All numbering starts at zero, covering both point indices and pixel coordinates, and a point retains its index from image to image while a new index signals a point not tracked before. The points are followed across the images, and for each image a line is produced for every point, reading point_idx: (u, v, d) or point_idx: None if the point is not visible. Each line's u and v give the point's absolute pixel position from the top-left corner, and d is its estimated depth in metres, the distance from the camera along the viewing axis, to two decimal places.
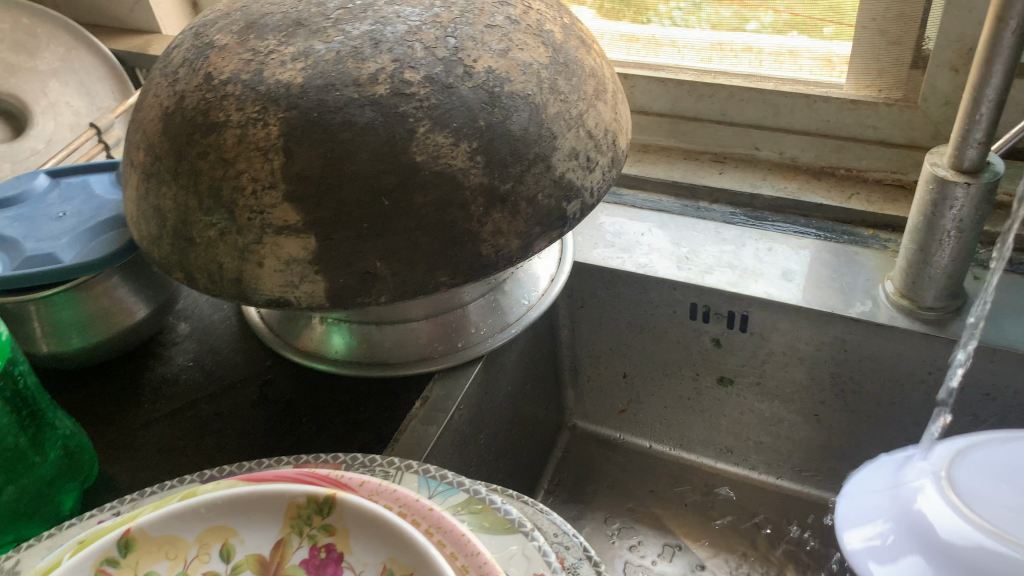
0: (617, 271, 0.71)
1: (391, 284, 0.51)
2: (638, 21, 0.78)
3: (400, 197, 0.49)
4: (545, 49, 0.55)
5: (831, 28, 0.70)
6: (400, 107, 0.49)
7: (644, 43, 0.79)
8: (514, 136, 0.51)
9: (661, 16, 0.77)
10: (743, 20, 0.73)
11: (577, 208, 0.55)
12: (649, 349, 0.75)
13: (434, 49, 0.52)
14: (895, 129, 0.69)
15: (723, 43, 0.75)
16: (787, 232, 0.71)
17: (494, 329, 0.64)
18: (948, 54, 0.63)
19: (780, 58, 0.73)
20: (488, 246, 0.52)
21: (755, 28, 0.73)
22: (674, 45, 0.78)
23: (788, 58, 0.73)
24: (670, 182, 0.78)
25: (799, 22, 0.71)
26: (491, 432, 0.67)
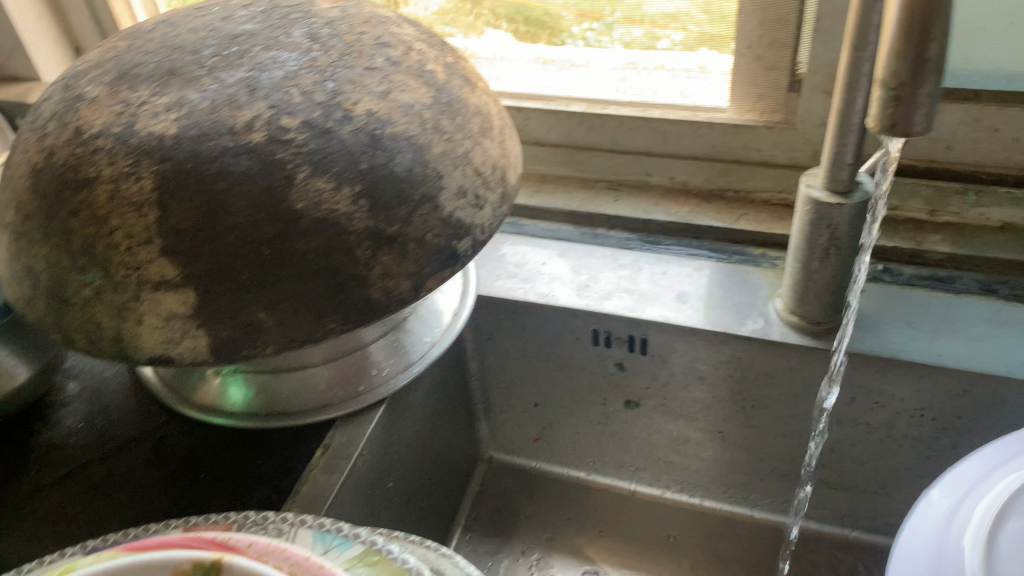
0: (519, 302, 0.71)
1: (278, 334, 0.50)
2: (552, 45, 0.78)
3: (281, 245, 0.48)
4: (427, 89, 0.55)
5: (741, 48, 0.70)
6: (277, 154, 0.49)
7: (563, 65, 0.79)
8: (398, 178, 0.51)
9: (575, 37, 0.77)
10: (654, 39, 0.73)
11: (468, 245, 0.55)
12: (556, 377, 0.75)
13: (312, 94, 0.51)
14: (777, 150, 0.72)
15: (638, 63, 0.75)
16: (681, 255, 0.73)
17: (397, 369, 0.64)
18: (820, 78, 0.66)
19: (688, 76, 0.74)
20: (378, 290, 0.51)
21: (667, 46, 0.73)
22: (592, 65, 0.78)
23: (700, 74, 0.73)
24: (567, 211, 0.79)
25: (709, 38, 0.71)
26: (400, 474, 0.66)
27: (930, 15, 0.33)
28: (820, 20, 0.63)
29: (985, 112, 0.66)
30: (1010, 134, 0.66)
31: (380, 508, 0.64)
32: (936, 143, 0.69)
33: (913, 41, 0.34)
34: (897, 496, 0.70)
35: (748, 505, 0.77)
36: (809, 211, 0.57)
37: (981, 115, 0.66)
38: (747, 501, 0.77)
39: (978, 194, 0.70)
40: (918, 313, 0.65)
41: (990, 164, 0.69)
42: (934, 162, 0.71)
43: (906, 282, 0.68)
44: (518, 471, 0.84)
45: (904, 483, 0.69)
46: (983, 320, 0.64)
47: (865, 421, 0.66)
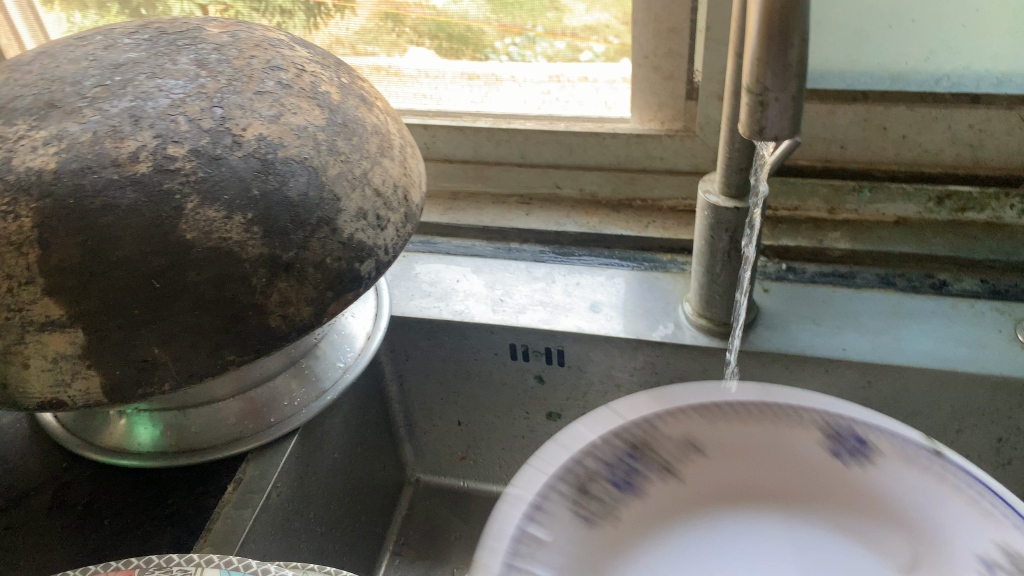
0: (435, 321, 0.70)
1: (175, 369, 0.49)
2: (477, 59, 0.78)
3: (172, 278, 0.47)
4: (320, 111, 0.54)
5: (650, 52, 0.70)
6: (164, 184, 0.47)
7: (483, 80, 0.79)
8: (293, 202, 0.50)
9: (499, 52, 0.77)
10: (576, 50, 0.74)
11: (371, 267, 0.54)
12: (477, 394, 0.75)
13: (199, 121, 0.50)
14: (680, 157, 0.73)
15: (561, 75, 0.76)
16: (593, 265, 0.74)
17: (309, 398, 0.62)
18: (715, 85, 0.67)
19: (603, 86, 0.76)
20: (276, 317, 0.50)
21: (590, 57, 0.74)
22: (513, 79, 0.78)
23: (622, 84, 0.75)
24: (480, 227, 0.79)
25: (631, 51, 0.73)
26: (320, 502, 0.65)
27: (788, 24, 0.34)
28: (711, 29, 0.64)
29: (873, 112, 0.68)
30: (898, 132, 0.69)
31: (300, 540, 0.62)
32: (831, 143, 0.71)
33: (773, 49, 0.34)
34: None
35: None
36: (709, 216, 0.58)
37: (870, 114, 0.69)
38: None
39: (873, 191, 0.72)
40: (822, 309, 0.66)
41: (883, 163, 0.71)
42: (830, 162, 0.72)
43: (810, 279, 0.70)
44: (446, 491, 0.83)
45: None
46: (882, 312, 0.66)
47: None
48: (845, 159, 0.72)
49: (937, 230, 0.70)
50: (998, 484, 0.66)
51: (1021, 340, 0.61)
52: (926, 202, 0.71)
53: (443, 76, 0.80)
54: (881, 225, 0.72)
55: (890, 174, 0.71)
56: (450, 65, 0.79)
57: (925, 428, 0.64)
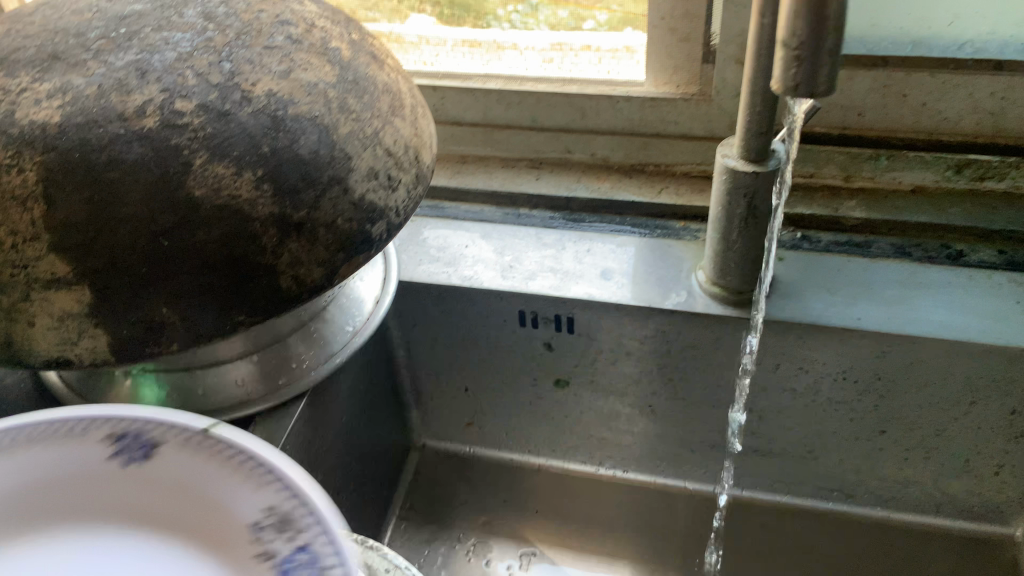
0: (444, 286, 0.69)
1: (183, 330, 0.48)
2: (478, 27, 0.77)
3: (181, 236, 0.46)
4: (331, 67, 0.53)
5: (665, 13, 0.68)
6: (172, 139, 0.46)
7: (486, 47, 0.78)
8: (303, 161, 0.49)
9: (500, 19, 0.76)
10: (578, 19, 0.73)
11: (382, 229, 0.53)
12: (485, 361, 0.74)
13: (207, 76, 0.48)
14: (695, 122, 0.72)
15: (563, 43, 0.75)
16: (604, 231, 0.73)
17: (317, 361, 0.62)
18: (733, 48, 0.66)
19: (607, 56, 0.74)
20: (288, 279, 0.49)
21: (592, 26, 0.73)
22: (515, 47, 0.77)
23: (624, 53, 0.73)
24: (489, 191, 0.77)
25: (632, 19, 0.72)
26: (327, 467, 0.65)
27: None
28: None
29: (892, 78, 0.67)
30: (917, 99, 0.68)
31: None
32: (848, 110, 0.70)
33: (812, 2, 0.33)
34: (824, 459, 0.71)
35: (681, 477, 0.78)
36: (727, 181, 0.57)
37: (889, 80, 0.67)
38: (679, 472, 0.77)
39: (890, 159, 0.70)
40: (837, 279, 0.66)
41: (901, 130, 0.70)
42: (846, 128, 0.71)
43: (825, 248, 0.69)
44: (452, 457, 0.83)
45: (829, 446, 0.70)
46: (897, 282, 0.65)
47: (790, 387, 0.66)
48: (862, 126, 0.71)
49: (955, 200, 0.69)
50: (1009, 457, 0.65)
51: None
52: (943, 171, 0.69)
53: (445, 44, 0.79)
54: (897, 194, 0.71)
55: (908, 142, 0.70)
56: (451, 33, 0.78)
57: (938, 400, 0.63)
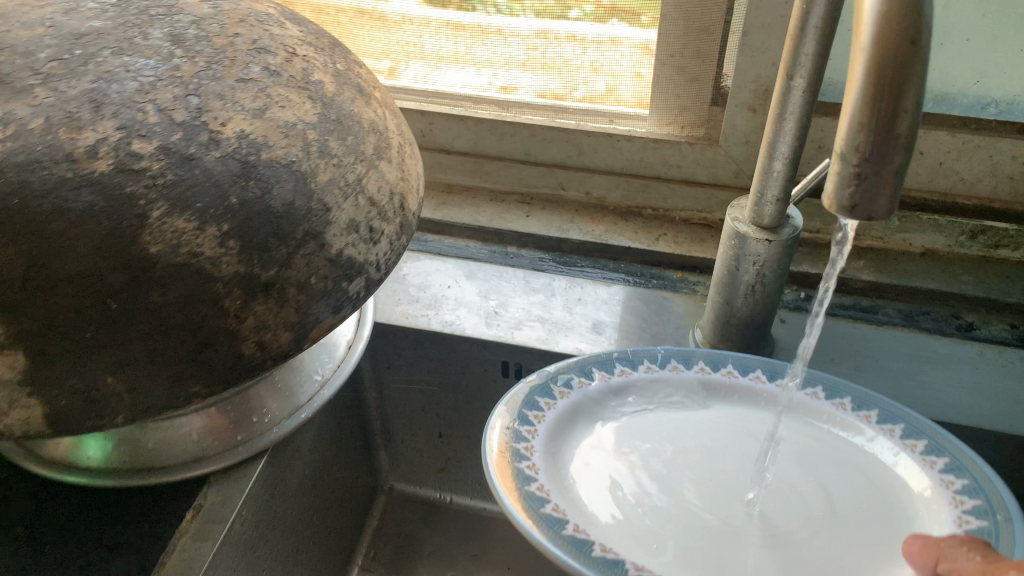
0: (423, 331, 0.64)
1: (130, 402, 0.43)
2: (462, 8, 0.69)
3: (132, 298, 0.41)
4: (312, 104, 0.48)
5: (675, 47, 0.64)
6: (126, 187, 0.41)
7: (471, 65, 0.72)
8: (276, 213, 0.44)
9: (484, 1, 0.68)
10: (564, 7, 0.65)
11: (360, 286, 0.48)
12: (463, 409, 0.69)
13: (170, 112, 0.43)
14: (698, 167, 0.68)
15: (548, 31, 0.67)
16: (595, 278, 0.69)
17: (281, 415, 0.57)
18: (746, 94, 0.62)
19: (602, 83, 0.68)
20: (251, 344, 0.44)
21: (577, 15, 0.65)
22: (499, 33, 0.69)
23: (609, 46, 0.66)
24: (476, 226, 0.73)
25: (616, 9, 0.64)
26: (288, 526, 0.61)
27: (900, 92, 0.27)
28: (748, 34, 0.59)
29: None
30: (934, 157, 0.64)
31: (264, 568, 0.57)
32: None
33: (883, 118, 0.28)
34: None
35: None
36: (736, 246, 0.53)
37: None
38: None
39: (902, 219, 0.67)
40: (842, 347, 0.62)
41: (915, 188, 0.66)
42: None
43: (830, 311, 0.65)
44: (422, 501, 0.79)
45: None
46: (905, 355, 0.61)
47: None
48: None
49: (967, 266, 0.66)
50: None
51: None
52: (957, 236, 0.66)
53: (429, 24, 0.71)
54: (907, 256, 0.68)
55: (920, 204, 0.66)
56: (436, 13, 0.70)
57: None
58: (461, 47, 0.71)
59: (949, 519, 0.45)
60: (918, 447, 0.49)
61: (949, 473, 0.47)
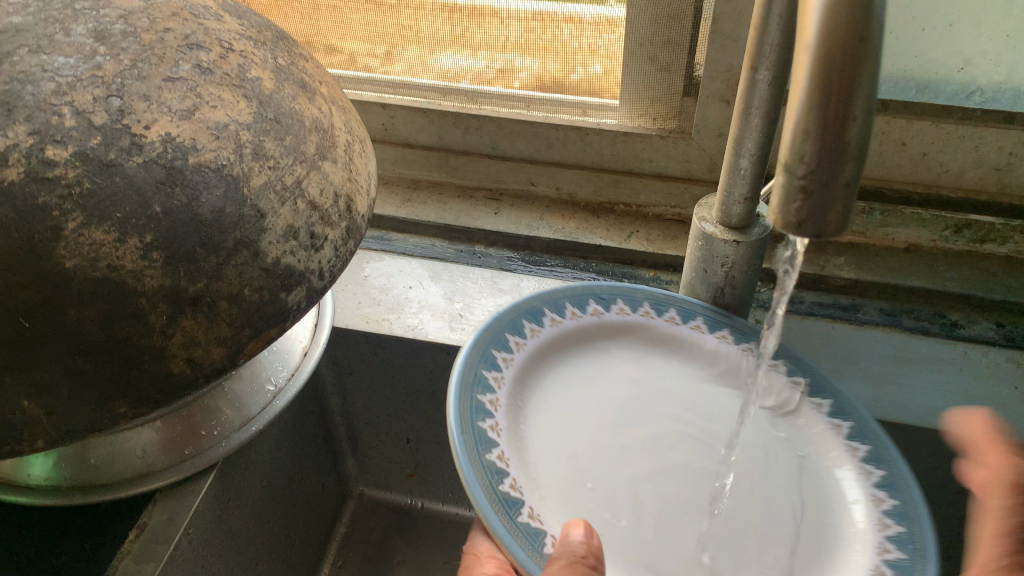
0: (383, 336, 0.62)
1: (50, 426, 0.40)
2: None
3: (47, 316, 0.38)
4: (247, 103, 0.44)
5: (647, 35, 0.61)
6: (37, 197, 0.38)
7: (469, 47, 0.67)
8: (204, 222, 0.41)
9: None
10: None
11: (300, 296, 0.46)
12: (429, 414, 0.67)
13: (89, 116, 0.39)
14: (671, 162, 0.65)
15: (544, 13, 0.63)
16: (565, 278, 0.66)
17: (232, 426, 0.54)
18: (719, 84, 0.59)
19: (581, 71, 0.66)
20: (181, 361, 0.42)
21: None
22: (495, 16, 0.64)
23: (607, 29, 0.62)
24: (441, 224, 0.70)
25: None
26: (244, 541, 0.59)
27: (848, 95, 0.25)
28: (719, 20, 0.56)
29: (893, 125, 0.60)
30: (918, 149, 0.61)
31: None
32: None
33: (830, 125, 0.25)
34: None
35: None
36: (703, 246, 0.51)
37: (889, 127, 0.60)
38: None
39: (883, 214, 0.64)
40: (821, 349, 0.59)
41: (896, 180, 0.63)
42: None
43: (808, 310, 0.63)
44: (392, 507, 0.77)
45: None
46: (885, 357, 0.58)
47: None
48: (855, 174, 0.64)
49: (951, 262, 0.63)
50: None
51: None
52: (941, 231, 0.63)
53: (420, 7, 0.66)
54: (890, 252, 0.65)
55: (904, 197, 0.63)
56: None
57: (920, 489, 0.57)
58: (456, 31, 0.67)
59: (867, 562, 0.43)
60: (873, 474, 0.47)
61: (884, 492, 0.46)
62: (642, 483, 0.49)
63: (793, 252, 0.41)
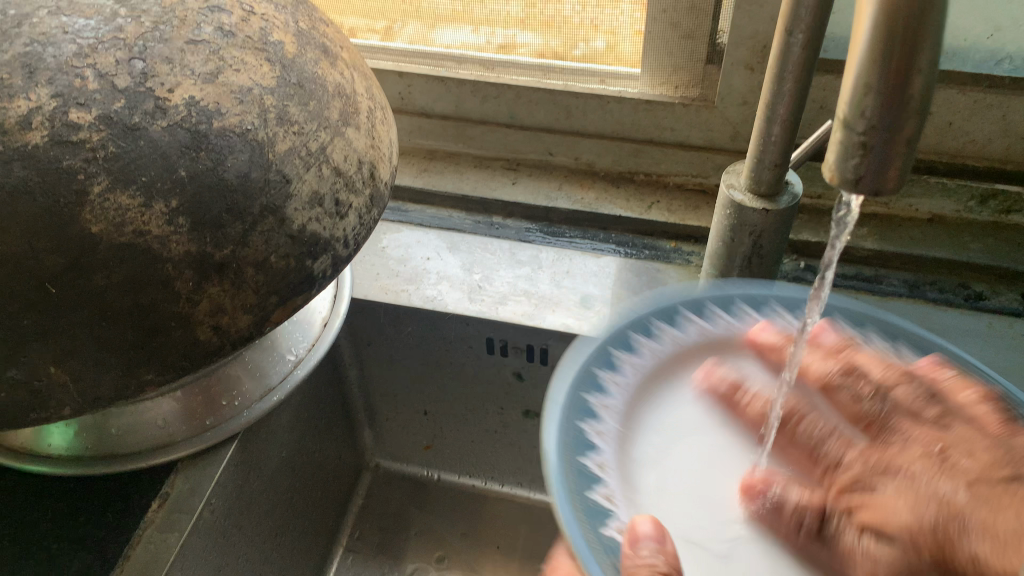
0: (402, 307, 0.61)
1: (77, 392, 0.40)
2: None
3: (73, 282, 0.37)
4: (270, 67, 0.43)
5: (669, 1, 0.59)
6: (62, 161, 0.37)
7: (469, 23, 0.67)
8: (230, 187, 0.40)
9: None
10: None
11: (325, 264, 0.45)
12: (447, 385, 0.67)
13: (112, 78, 0.38)
14: (693, 129, 0.65)
15: None
16: (585, 249, 0.66)
17: (253, 397, 0.54)
18: (743, 51, 0.58)
19: (583, 46, 0.65)
20: (207, 328, 0.41)
21: None
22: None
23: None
24: (458, 195, 0.70)
25: None
26: (265, 511, 0.59)
27: (913, 49, 0.24)
28: None
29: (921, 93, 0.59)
30: (944, 117, 0.60)
31: (238, 555, 0.55)
32: None
33: (893, 80, 0.24)
34: None
35: None
36: (732, 215, 0.50)
37: None
38: None
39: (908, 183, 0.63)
40: None
41: (921, 149, 0.63)
42: None
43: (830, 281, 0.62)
44: (407, 479, 0.77)
45: None
46: None
47: None
48: None
49: (977, 233, 0.62)
50: None
51: None
52: (966, 201, 0.63)
53: None
54: (914, 224, 0.64)
55: (929, 166, 0.63)
56: None
57: None
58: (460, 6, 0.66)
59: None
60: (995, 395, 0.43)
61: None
62: (700, 451, 0.45)
63: (838, 234, 0.38)
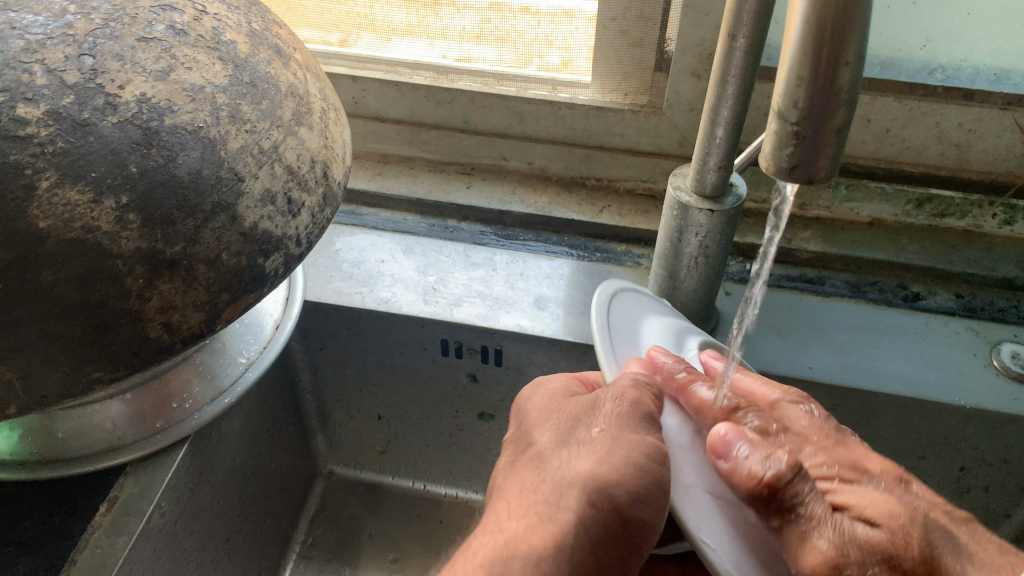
0: (356, 309, 0.62)
1: (23, 390, 0.40)
2: None
3: (21, 278, 0.37)
4: (222, 66, 0.42)
5: (622, 9, 0.61)
6: (9, 155, 0.36)
7: (423, 37, 0.68)
8: (180, 184, 0.39)
9: None
10: None
11: (278, 262, 0.45)
12: (402, 388, 0.68)
13: (61, 74, 0.37)
14: (643, 136, 0.67)
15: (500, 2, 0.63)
16: (538, 252, 0.67)
17: (203, 399, 0.53)
18: (690, 59, 0.60)
19: (538, 62, 0.67)
20: (157, 326, 0.41)
21: None
22: (451, 5, 0.65)
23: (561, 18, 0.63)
24: (413, 199, 0.71)
25: None
26: (217, 517, 0.58)
27: (842, 38, 0.25)
28: None
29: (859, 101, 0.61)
30: (881, 124, 0.62)
31: (189, 560, 0.55)
32: None
33: (824, 69, 0.26)
34: None
35: None
36: (680, 216, 0.51)
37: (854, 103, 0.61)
38: None
39: (849, 188, 0.66)
40: (788, 321, 0.61)
41: (861, 156, 0.65)
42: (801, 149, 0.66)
43: (776, 283, 0.65)
44: (361, 484, 0.77)
45: None
46: (850, 326, 0.60)
47: None
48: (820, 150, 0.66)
49: (914, 237, 0.66)
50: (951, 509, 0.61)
51: (996, 366, 0.56)
52: (903, 205, 0.66)
53: None
54: (855, 227, 0.67)
55: (869, 171, 0.65)
56: None
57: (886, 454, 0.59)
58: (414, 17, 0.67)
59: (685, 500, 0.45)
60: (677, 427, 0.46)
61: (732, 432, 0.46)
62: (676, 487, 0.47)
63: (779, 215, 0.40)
